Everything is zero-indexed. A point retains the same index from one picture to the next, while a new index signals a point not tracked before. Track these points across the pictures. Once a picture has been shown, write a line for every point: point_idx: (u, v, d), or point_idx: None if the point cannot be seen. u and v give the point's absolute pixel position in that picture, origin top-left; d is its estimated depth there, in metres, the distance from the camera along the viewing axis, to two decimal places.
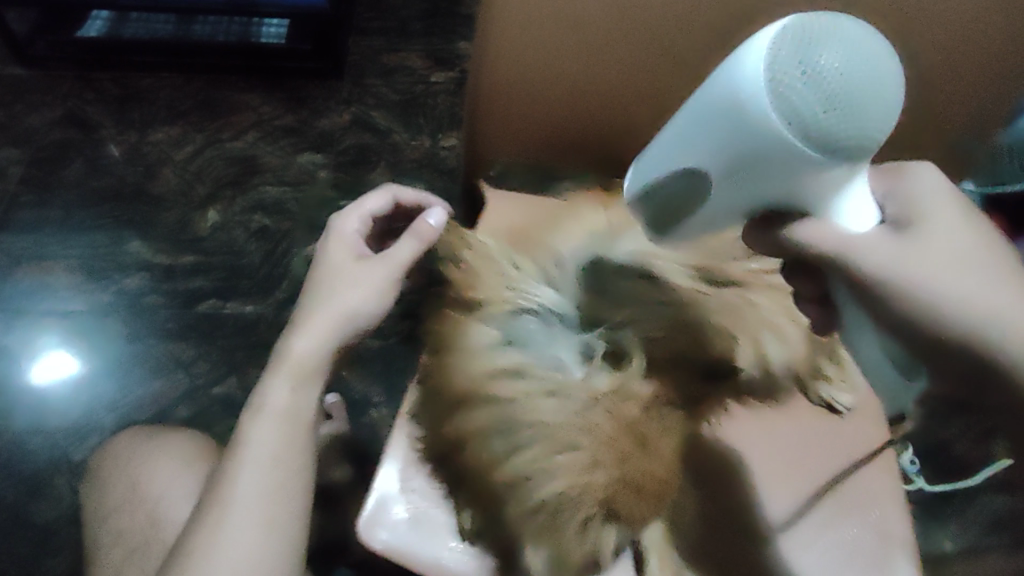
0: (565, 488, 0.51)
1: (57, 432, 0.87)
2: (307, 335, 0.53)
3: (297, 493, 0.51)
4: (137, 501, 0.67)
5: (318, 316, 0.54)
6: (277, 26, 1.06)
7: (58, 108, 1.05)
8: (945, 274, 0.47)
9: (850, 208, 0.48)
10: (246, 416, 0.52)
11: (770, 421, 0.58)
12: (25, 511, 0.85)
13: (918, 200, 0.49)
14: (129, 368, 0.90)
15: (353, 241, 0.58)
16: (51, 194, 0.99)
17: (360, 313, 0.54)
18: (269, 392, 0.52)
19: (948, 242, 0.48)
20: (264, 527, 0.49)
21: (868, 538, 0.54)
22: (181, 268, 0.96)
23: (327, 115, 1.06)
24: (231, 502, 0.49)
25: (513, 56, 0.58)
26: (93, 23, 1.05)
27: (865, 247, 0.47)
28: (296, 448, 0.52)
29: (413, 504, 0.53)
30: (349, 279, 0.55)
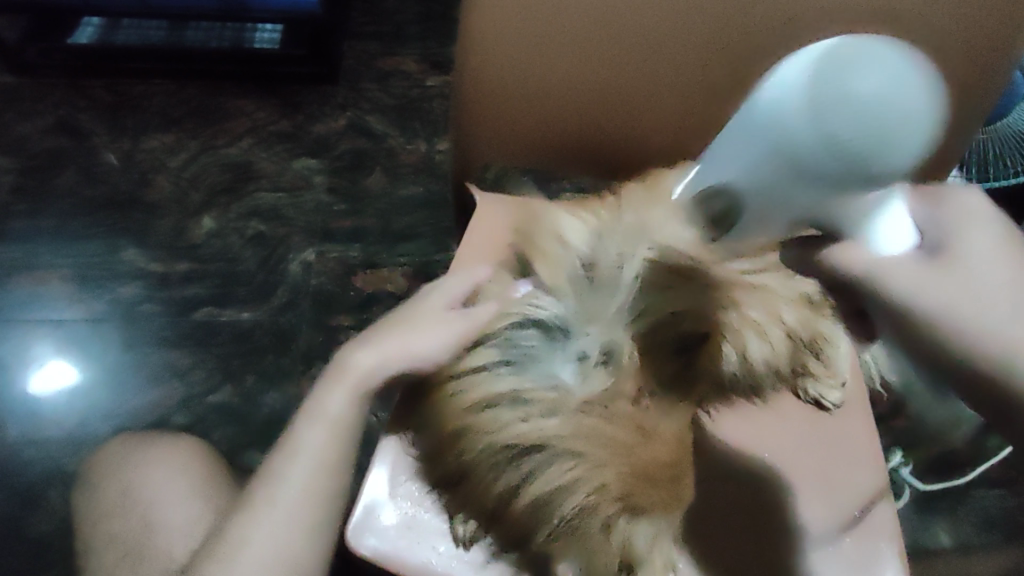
0: (578, 497, 0.46)
1: (53, 443, 0.85)
2: (373, 354, 0.53)
3: (333, 499, 0.50)
4: (132, 505, 0.62)
5: (391, 342, 0.53)
6: (270, 31, 1.05)
7: (50, 116, 1.04)
8: (988, 305, 0.44)
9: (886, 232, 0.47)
10: (299, 419, 0.52)
11: (755, 417, 0.57)
12: (19, 526, 0.82)
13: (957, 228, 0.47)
14: (127, 378, 0.89)
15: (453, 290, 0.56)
16: (45, 204, 0.98)
17: (421, 355, 0.51)
18: (330, 400, 0.52)
19: (994, 272, 0.45)
20: (301, 533, 0.48)
21: (852, 532, 0.54)
22: (177, 275, 0.95)
23: (323, 120, 1.06)
24: (274, 498, 0.49)
25: (501, 60, 0.59)
26: (83, 30, 1.05)
27: (900, 271, 0.46)
28: (340, 456, 0.51)
29: (401, 509, 0.53)
30: (430, 321, 0.53)
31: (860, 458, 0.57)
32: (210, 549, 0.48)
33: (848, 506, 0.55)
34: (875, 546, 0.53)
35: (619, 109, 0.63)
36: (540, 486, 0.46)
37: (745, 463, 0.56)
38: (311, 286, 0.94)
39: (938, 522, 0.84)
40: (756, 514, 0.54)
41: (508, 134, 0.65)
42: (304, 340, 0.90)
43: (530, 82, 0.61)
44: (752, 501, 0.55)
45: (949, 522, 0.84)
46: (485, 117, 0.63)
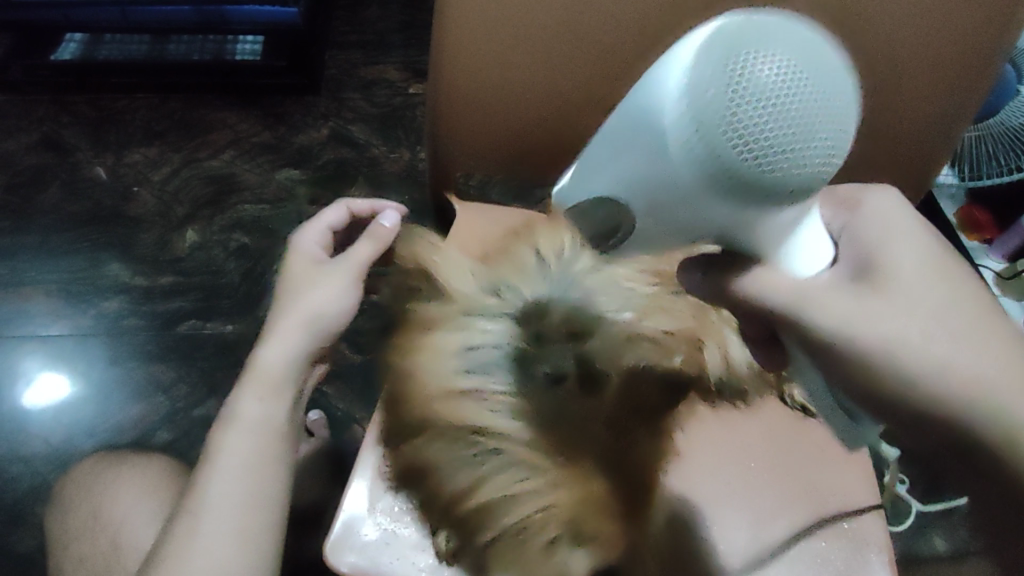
0: (534, 512, 0.45)
1: (37, 459, 0.85)
2: (275, 344, 0.50)
3: (274, 500, 0.47)
4: (98, 529, 0.62)
5: (281, 323, 0.50)
6: (252, 43, 1.09)
7: (35, 133, 1.06)
8: (922, 329, 0.41)
9: (802, 249, 0.46)
10: (216, 428, 0.48)
11: (744, 430, 0.54)
12: (5, 543, 0.81)
13: (879, 250, 0.44)
14: (111, 393, 0.88)
15: (312, 250, 0.55)
16: (29, 221, 0.99)
17: (327, 312, 0.51)
18: (239, 402, 0.48)
19: (924, 292, 0.42)
20: (237, 538, 0.45)
21: (844, 548, 0.50)
22: (160, 289, 0.94)
23: (305, 131, 1.06)
24: (206, 509, 0.45)
25: (470, 65, 0.56)
26: (66, 47, 1.09)
27: (818, 297, 0.44)
28: (269, 460, 0.47)
29: (379, 525, 0.50)
30: (309, 284, 0.52)
31: (853, 474, 0.53)
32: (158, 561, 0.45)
33: (839, 521, 0.51)
34: (865, 560, 0.50)
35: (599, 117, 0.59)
36: (488, 491, 0.46)
37: (730, 477, 0.53)
38: None
39: (929, 527, 0.85)
40: (748, 532, 0.51)
41: (485, 144, 0.62)
42: None
43: (506, 96, 0.58)
44: (740, 514, 0.51)
45: (943, 526, 0.85)
46: (459, 130, 0.61)
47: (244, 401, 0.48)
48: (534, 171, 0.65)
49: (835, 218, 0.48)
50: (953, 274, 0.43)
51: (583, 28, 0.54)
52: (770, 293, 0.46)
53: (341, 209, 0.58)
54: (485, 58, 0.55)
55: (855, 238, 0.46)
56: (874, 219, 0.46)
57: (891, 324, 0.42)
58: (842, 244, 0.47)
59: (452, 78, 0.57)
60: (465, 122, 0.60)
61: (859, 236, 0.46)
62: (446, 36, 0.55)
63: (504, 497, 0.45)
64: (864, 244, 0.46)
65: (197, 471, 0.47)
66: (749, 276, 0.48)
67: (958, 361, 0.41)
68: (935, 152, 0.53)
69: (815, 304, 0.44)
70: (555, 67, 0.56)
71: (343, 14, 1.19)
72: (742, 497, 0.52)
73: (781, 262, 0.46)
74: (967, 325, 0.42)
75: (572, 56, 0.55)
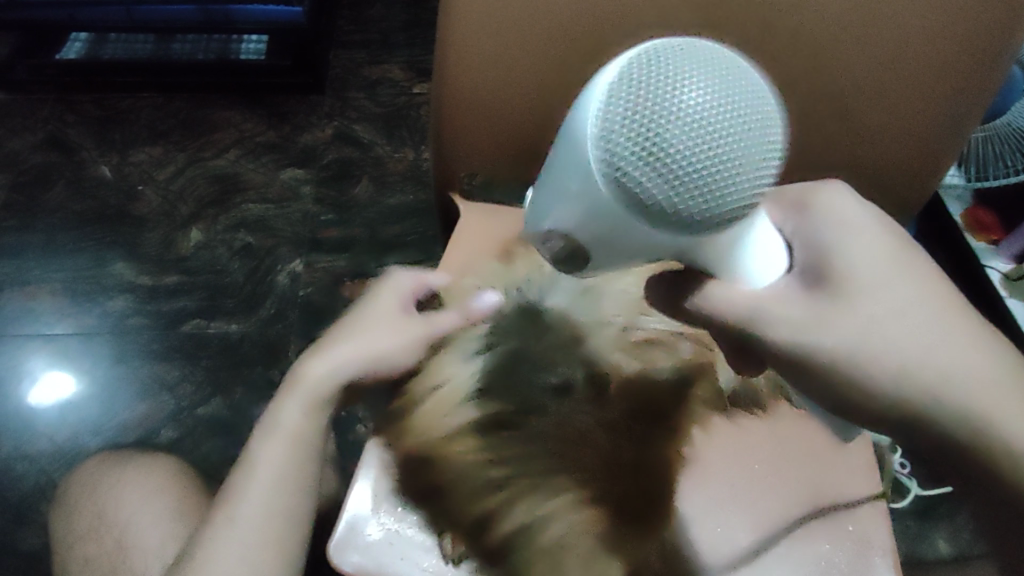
0: (568, 531, 0.47)
1: (43, 457, 0.85)
2: (325, 363, 0.46)
3: (305, 505, 0.46)
4: (103, 530, 0.62)
5: (343, 344, 0.47)
6: (256, 43, 1.10)
7: (40, 132, 1.06)
8: (881, 331, 0.37)
9: (758, 264, 0.38)
10: (256, 434, 0.47)
11: (746, 432, 0.52)
12: (10, 541, 0.82)
13: (835, 252, 0.39)
14: (116, 392, 0.89)
15: (403, 292, 0.50)
16: (34, 219, 0.99)
17: (388, 361, 0.47)
18: (283, 411, 0.46)
19: (880, 289, 0.38)
20: (267, 541, 0.44)
21: (846, 550, 0.47)
22: (165, 288, 0.95)
23: (309, 131, 1.07)
24: (237, 514, 0.44)
25: (472, 67, 0.56)
26: (72, 46, 1.10)
27: (777, 308, 0.39)
28: (306, 469, 0.46)
29: (385, 524, 0.46)
30: (389, 326, 0.48)
31: (857, 472, 0.50)
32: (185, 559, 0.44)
33: (844, 521, 0.48)
34: (870, 563, 0.47)
35: None
36: (519, 515, 0.47)
37: (731, 478, 0.50)
38: (298, 297, 0.93)
39: (933, 529, 0.85)
40: (751, 535, 0.48)
41: (486, 145, 0.62)
42: (291, 352, 0.89)
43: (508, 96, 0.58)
44: (739, 516, 0.49)
45: (948, 528, 0.85)
46: (462, 130, 0.61)
47: (284, 409, 0.46)
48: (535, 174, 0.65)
49: (783, 221, 0.42)
50: (914, 269, 0.39)
51: (586, 33, 0.53)
52: (727, 305, 0.39)
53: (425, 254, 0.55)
54: (488, 57, 0.55)
55: (808, 239, 0.41)
56: (828, 219, 0.41)
57: (857, 334, 0.38)
58: (794, 247, 0.41)
59: (455, 77, 0.57)
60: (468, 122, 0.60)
61: (813, 236, 0.40)
62: (450, 34, 0.55)
63: (538, 518, 0.47)
64: (818, 245, 0.40)
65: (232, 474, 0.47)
66: (698, 292, 0.40)
67: (926, 360, 0.37)
68: (938, 160, 0.52)
69: (769, 318, 0.39)
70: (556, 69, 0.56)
71: (347, 13, 1.19)
72: (743, 499, 0.50)
73: (742, 279, 0.38)
74: (933, 321, 0.38)
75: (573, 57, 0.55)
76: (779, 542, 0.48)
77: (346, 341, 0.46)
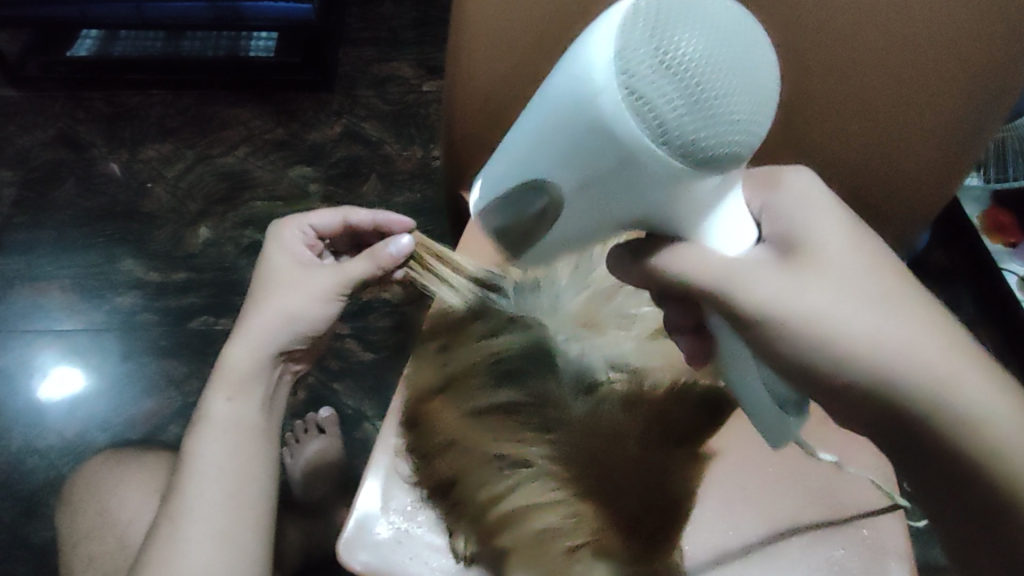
0: (557, 521, 0.47)
1: (53, 452, 0.86)
2: (244, 343, 0.47)
3: (257, 499, 0.46)
4: (107, 525, 0.62)
5: (254, 317, 0.48)
6: (265, 40, 1.11)
7: (50, 129, 1.07)
8: (841, 303, 0.35)
9: (730, 229, 0.36)
10: (189, 431, 0.47)
11: (761, 432, 0.52)
12: (21, 533, 0.82)
13: (797, 216, 0.37)
14: (124, 387, 0.89)
15: (297, 253, 0.51)
16: (45, 215, 1.00)
17: (299, 319, 0.48)
18: (208, 401, 0.47)
19: (852, 268, 0.35)
20: (217, 538, 0.44)
21: (860, 556, 0.47)
22: (173, 284, 0.95)
23: (318, 128, 1.07)
24: (184, 513, 0.44)
25: (482, 69, 0.55)
26: (82, 43, 1.11)
27: (749, 276, 0.35)
28: (250, 461, 0.46)
29: (395, 523, 0.47)
30: (290, 285, 0.49)
31: (867, 474, 0.50)
32: (150, 552, 0.44)
33: (858, 525, 0.48)
34: (886, 569, 0.47)
35: None
36: (510, 500, 0.49)
37: (746, 480, 0.50)
38: None
39: None
40: (766, 539, 0.48)
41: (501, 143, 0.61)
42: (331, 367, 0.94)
43: (517, 89, 0.56)
44: (754, 521, 0.49)
45: None
46: (474, 126, 0.60)
47: (214, 403, 0.47)
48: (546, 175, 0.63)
49: (755, 194, 0.39)
50: (872, 240, 0.37)
51: None
52: (701, 276, 0.36)
53: (337, 212, 0.54)
54: (503, 57, 0.54)
55: (773, 208, 0.38)
56: (798, 189, 0.38)
57: (817, 301, 0.35)
58: (762, 223, 0.38)
59: (468, 73, 0.56)
60: (480, 118, 0.59)
61: (781, 206, 0.37)
62: (464, 33, 0.53)
63: (529, 503, 0.48)
64: (784, 215, 0.37)
65: (178, 471, 0.46)
66: (675, 255, 0.37)
67: (896, 336, 0.34)
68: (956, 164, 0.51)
69: (741, 283, 0.35)
70: None
71: (356, 10, 1.19)
72: (757, 503, 0.50)
73: (706, 244, 0.36)
74: (899, 302, 0.35)
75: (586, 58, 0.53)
76: (793, 546, 0.48)
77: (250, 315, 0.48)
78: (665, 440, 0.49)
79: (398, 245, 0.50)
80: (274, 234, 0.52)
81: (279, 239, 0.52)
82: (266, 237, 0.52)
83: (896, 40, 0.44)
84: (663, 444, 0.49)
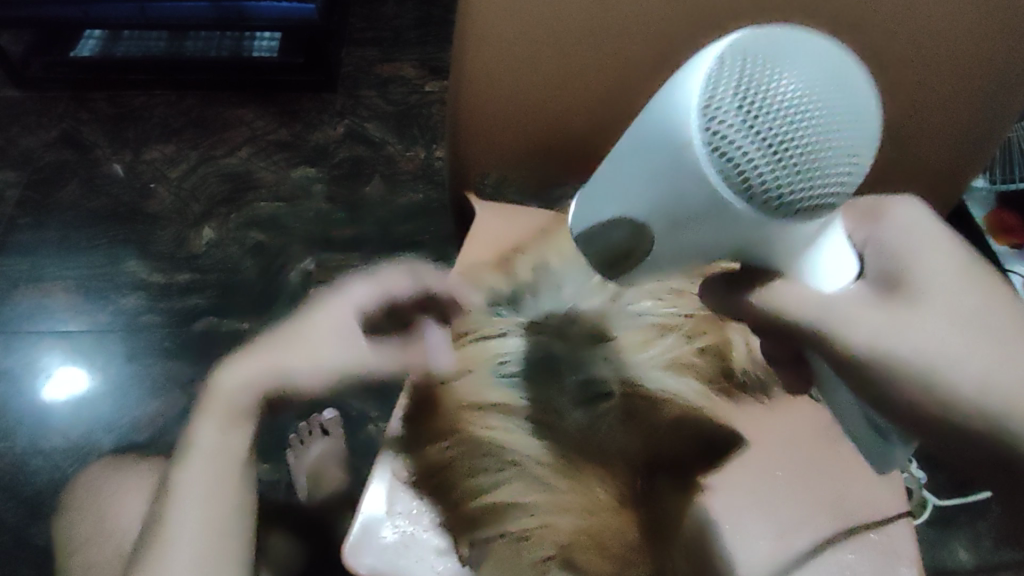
0: (543, 521, 0.45)
1: (58, 453, 0.86)
2: (238, 374, 0.49)
3: (241, 526, 0.45)
4: (111, 529, 0.62)
5: (243, 360, 0.49)
6: (268, 40, 1.11)
7: (54, 129, 1.07)
8: (945, 336, 0.39)
9: (827, 265, 0.40)
10: (176, 459, 0.48)
11: (770, 434, 0.51)
12: (24, 534, 0.82)
13: (905, 259, 0.42)
14: (128, 389, 0.89)
15: (313, 307, 0.52)
16: (49, 216, 1.00)
17: (287, 376, 0.49)
18: (198, 430, 0.47)
19: (943, 301, 0.41)
20: (199, 567, 0.43)
21: (872, 560, 0.46)
22: (177, 286, 0.95)
23: (322, 128, 1.07)
24: (168, 541, 0.44)
25: (491, 69, 0.54)
26: (86, 44, 1.11)
27: (857, 308, 0.40)
28: (230, 487, 0.46)
29: (401, 526, 0.46)
30: (285, 340, 0.50)
31: (880, 481, 0.49)
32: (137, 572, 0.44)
33: (869, 529, 0.47)
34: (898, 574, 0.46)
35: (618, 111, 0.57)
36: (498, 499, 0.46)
37: (755, 483, 0.49)
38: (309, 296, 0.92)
39: (956, 539, 0.83)
40: (773, 540, 0.48)
41: (516, 149, 0.62)
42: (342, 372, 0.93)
43: (527, 85, 0.56)
44: (761, 519, 0.48)
45: (969, 537, 0.83)
46: (486, 134, 0.60)
47: (201, 430, 0.47)
48: (569, 176, 0.64)
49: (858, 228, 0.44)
50: (979, 284, 0.41)
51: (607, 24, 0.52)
52: (801, 308, 0.41)
53: (420, 281, 0.54)
54: (512, 56, 0.54)
55: (881, 245, 0.43)
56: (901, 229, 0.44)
57: (923, 335, 0.39)
58: (867, 255, 0.43)
59: (476, 75, 0.55)
60: (487, 116, 0.58)
61: (888, 245, 0.43)
62: (468, 41, 0.53)
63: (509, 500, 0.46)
64: (893, 255, 0.43)
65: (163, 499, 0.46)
66: (773, 289, 0.41)
67: (998, 370, 0.38)
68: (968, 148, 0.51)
69: (845, 322, 0.40)
70: (574, 60, 0.54)
71: (360, 10, 1.19)
72: (765, 504, 0.49)
73: (806, 280, 0.40)
74: (1002, 334, 0.40)
75: (604, 61, 0.54)
76: (803, 550, 0.47)
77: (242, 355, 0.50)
78: (656, 459, 0.47)
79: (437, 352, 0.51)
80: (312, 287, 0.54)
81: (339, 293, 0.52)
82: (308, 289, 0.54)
83: (907, 38, 0.46)
84: (653, 467, 0.47)
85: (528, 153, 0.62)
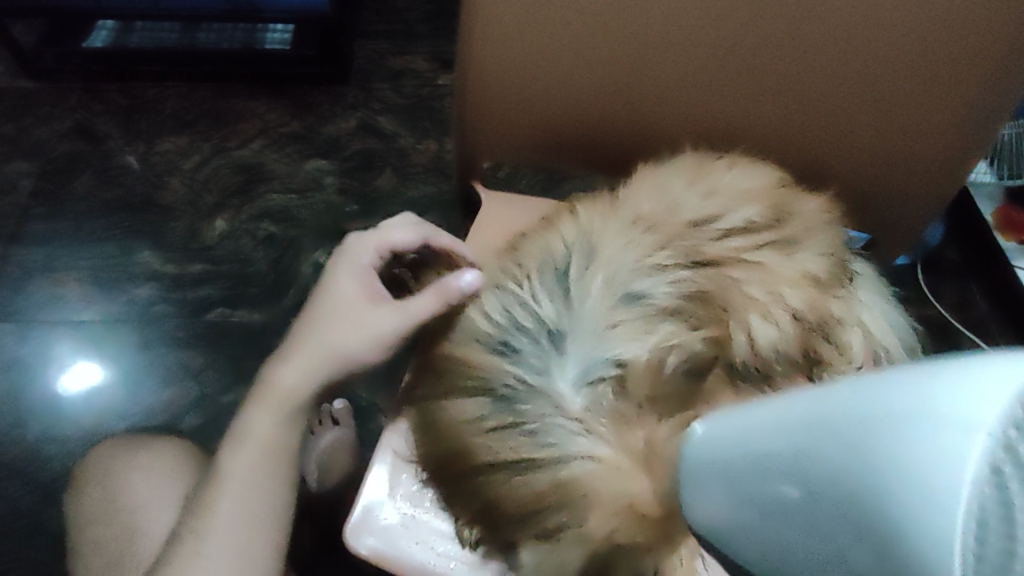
0: (567, 516, 0.38)
1: (73, 441, 0.86)
2: (291, 365, 0.50)
3: (275, 516, 0.49)
4: (122, 507, 0.64)
5: (304, 344, 0.51)
6: (281, 32, 1.11)
7: (67, 120, 1.08)
8: None
9: None
10: (224, 446, 0.50)
11: None
12: (40, 520, 0.83)
13: None
14: (142, 377, 0.90)
15: (364, 275, 0.53)
16: (62, 206, 1.01)
17: (346, 356, 0.50)
18: (251, 420, 0.50)
19: None
20: (236, 554, 0.47)
21: None
22: (190, 276, 0.95)
23: (333, 121, 1.07)
24: (207, 529, 0.47)
25: (495, 62, 0.55)
26: (99, 33, 1.11)
27: None
28: (270, 479, 0.49)
29: (402, 509, 0.49)
30: (348, 317, 0.50)
31: None
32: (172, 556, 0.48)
33: None
34: None
35: (625, 107, 0.58)
36: (516, 500, 0.40)
37: None
38: None
39: None
40: None
41: (525, 138, 0.63)
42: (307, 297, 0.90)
43: (530, 81, 0.57)
44: None
45: None
46: (494, 123, 0.61)
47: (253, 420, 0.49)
48: (578, 169, 0.65)
49: None
50: None
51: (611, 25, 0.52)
52: None
53: (419, 232, 0.54)
54: (515, 51, 0.54)
55: None
56: None
57: None
58: None
59: (480, 68, 0.56)
60: (489, 106, 0.59)
61: None
62: (475, 43, 0.54)
63: (523, 498, 0.39)
64: None
65: (208, 486, 0.49)
66: None
67: None
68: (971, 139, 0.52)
69: None
70: (580, 58, 0.54)
71: (371, 3, 1.19)
72: None
73: None
74: None
75: (606, 61, 0.54)
76: None
77: (300, 341, 0.51)
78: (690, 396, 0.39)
79: (466, 281, 0.46)
80: (349, 249, 0.54)
81: (353, 257, 0.53)
82: (339, 249, 0.54)
83: (909, 38, 0.47)
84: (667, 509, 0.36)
85: (531, 142, 0.63)
